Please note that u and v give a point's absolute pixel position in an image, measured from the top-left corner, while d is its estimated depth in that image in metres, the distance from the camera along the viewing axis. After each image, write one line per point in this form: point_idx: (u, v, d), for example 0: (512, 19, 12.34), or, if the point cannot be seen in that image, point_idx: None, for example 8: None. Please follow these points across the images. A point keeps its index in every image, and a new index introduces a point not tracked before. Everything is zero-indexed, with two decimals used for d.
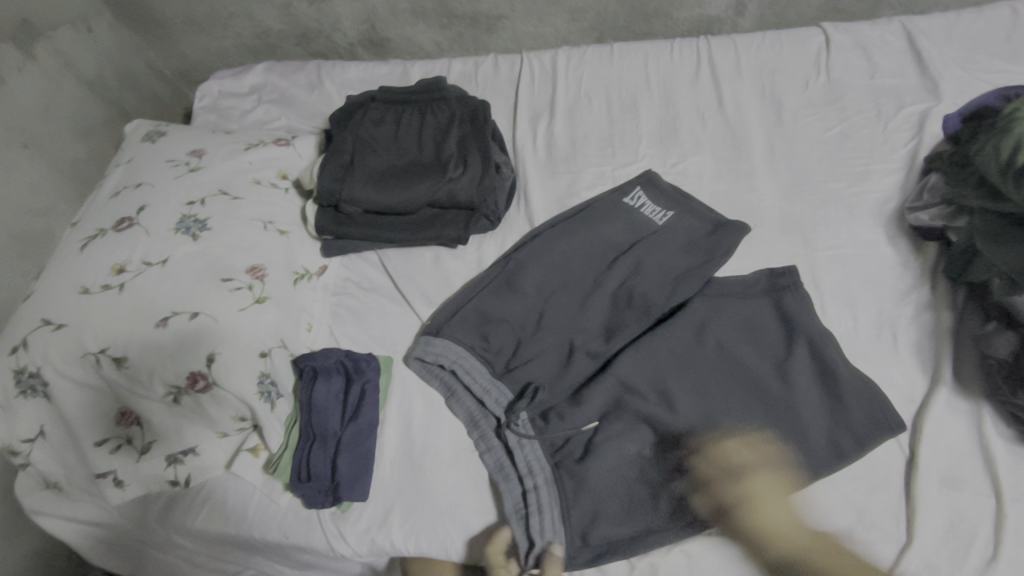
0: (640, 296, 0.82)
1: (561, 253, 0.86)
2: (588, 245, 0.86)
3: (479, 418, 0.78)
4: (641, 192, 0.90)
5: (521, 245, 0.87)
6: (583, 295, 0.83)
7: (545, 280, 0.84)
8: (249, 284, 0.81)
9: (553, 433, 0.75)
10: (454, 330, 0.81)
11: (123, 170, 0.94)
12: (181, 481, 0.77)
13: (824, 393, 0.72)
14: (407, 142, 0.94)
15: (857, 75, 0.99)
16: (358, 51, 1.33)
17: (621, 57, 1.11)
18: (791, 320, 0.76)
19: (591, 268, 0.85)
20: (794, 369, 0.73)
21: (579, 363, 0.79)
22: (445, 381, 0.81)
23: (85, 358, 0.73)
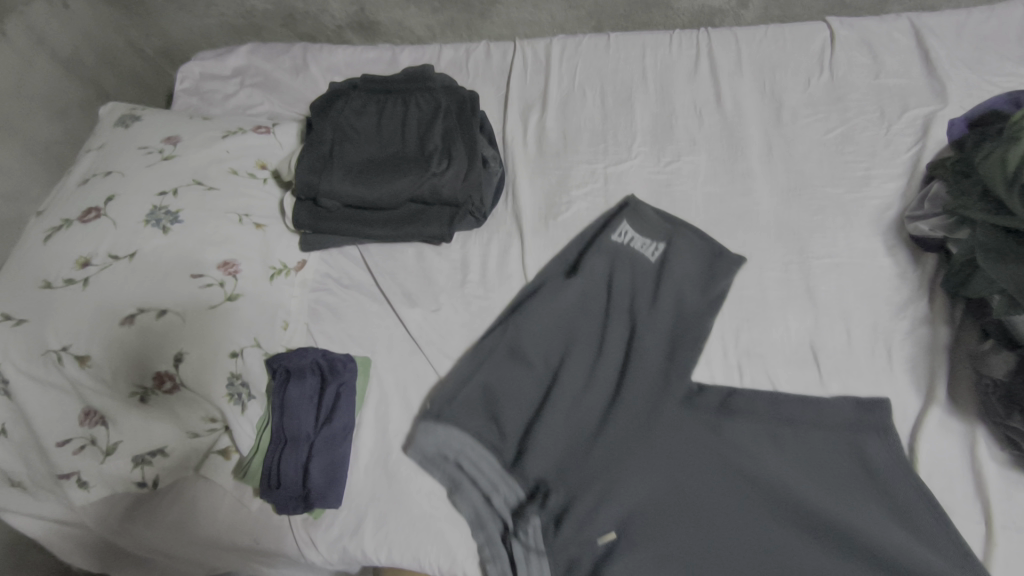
0: (656, 369, 0.74)
1: (556, 315, 0.79)
2: (587, 307, 0.79)
3: (479, 520, 0.71)
4: (638, 239, 0.82)
5: (515, 317, 0.79)
6: (585, 364, 0.76)
7: (542, 352, 0.77)
8: (221, 280, 0.78)
9: (565, 539, 0.68)
10: (452, 415, 0.74)
11: (94, 155, 0.91)
12: (149, 483, 0.74)
13: (866, 503, 0.64)
14: (389, 134, 0.90)
15: (861, 74, 0.95)
16: (347, 34, 1.28)
17: (617, 49, 1.06)
18: (822, 412, 0.69)
19: (591, 334, 0.78)
20: (829, 479, 0.66)
21: (595, 452, 0.70)
22: (438, 472, 0.73)
23: (45, 356, 0.70)
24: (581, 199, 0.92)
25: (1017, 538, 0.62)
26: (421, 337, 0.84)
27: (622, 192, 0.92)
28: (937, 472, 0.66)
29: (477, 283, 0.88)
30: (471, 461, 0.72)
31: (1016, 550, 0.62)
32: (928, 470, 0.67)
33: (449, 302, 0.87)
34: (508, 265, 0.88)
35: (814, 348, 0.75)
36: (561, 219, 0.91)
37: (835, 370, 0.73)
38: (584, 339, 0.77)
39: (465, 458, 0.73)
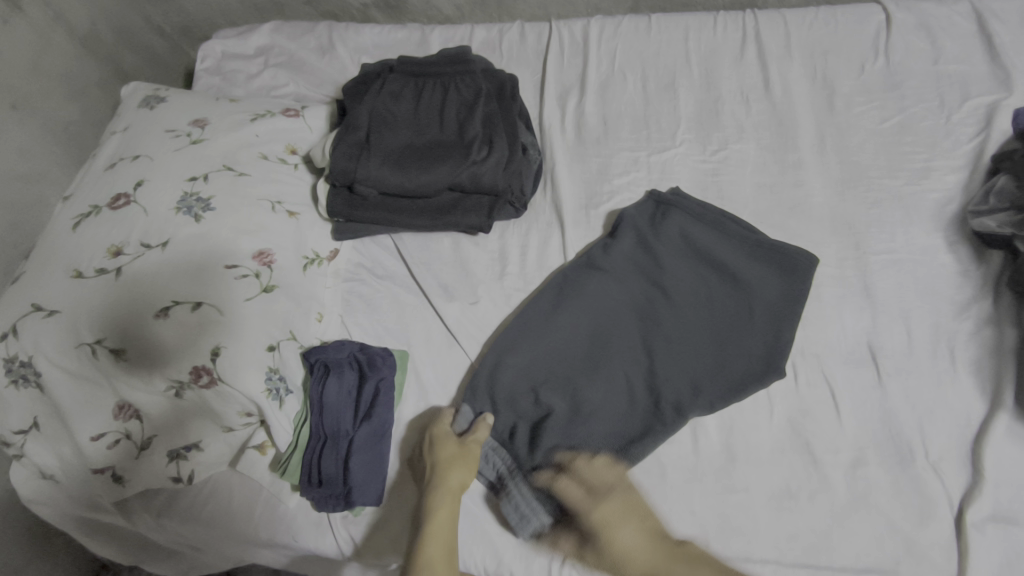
0: (702, 342, 0.74)
1: (591, 298, 0.77)
2: (628, 292, 0.78)
3: None
4: (674, 230, 0.80)
5: (553, 309, 0.78)
6: (625, 341, 0.75)
7: (579, 332, 0.76)
8: (257, 271, 0.76)
9: None
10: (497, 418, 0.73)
11: (119, 138, 0.87)
12: (185, 479, 0.73)
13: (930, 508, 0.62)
14: (427, 119, 0.86)
15: (918, 59, 0.90)
16: (372, 13, 1.24)
17: (659, 30, 1.02)
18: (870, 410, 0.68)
19: (632, 316, 0.77)
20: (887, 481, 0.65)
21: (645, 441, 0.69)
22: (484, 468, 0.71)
23: (79, 349, 0.68)
24: (624, 189, 0.89)
25: None
26: (459, 331, 0.81)
27: (666, 182, 0.89)
28: (1010, 479, 0.63)
29: (517, 275, 0.85)
30: (515, 456, 0.71)
31: None
32: (996, 479, 0.62)
33: (488, 295, 0.84)
34: (549, 257, 0.86)
35: (872, 348, 0.72)
36: (603, 209, 0.88)
37: (896, 371, 0.70)
38: (623, 321, 0.77)
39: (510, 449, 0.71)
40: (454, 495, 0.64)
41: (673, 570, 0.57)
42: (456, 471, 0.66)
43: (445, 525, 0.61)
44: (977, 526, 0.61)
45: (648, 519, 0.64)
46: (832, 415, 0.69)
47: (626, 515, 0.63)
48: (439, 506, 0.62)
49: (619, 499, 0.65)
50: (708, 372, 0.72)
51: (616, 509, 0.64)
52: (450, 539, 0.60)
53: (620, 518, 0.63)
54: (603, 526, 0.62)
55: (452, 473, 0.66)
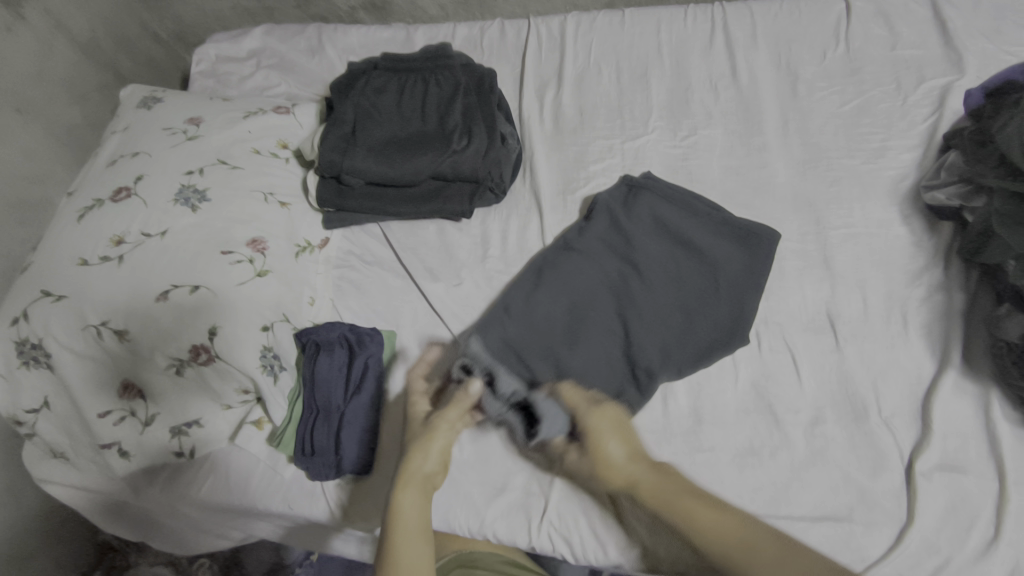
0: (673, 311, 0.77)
1: (567, 275, 0.80)
2: (601, 267, 0.80)
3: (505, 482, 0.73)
4: (644, 210, 0.84)
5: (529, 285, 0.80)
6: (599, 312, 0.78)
7: (556, 307, 0.78)
8: (251, 257, 0.80)
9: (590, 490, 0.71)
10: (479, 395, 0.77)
11: (120, 137, 0.92)
12: (187, 453, 0.77)
13: (883, 459, 0.67)
14: (410, 112, 0.91)
15: (877, 45, 0.95)
16: (360, 15, 1.29)
17: (632, 24, 1.07)
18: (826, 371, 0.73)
19: (606, 290, 0.79)
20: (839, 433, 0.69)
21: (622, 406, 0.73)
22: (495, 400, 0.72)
23: (86, 330, 0.73)
24: (599, 174, 0.94)
25: None
26: (444, 311, 0.86)
27: (639, 167, 0.93)
28: (955, 432, 0.67)
29: (498, 258, 0.90)
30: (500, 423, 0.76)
31: None
32: (942, 432, 0.67)
33: (471, 277, 0.89)
34: (529, 240, 0.90)
35: (831, 316, 0.76)
36: (579, 194, 0.93)
37: (852, 336, 0.75)
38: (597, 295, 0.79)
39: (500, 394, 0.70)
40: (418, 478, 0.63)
41: (648, 486, 0.61)
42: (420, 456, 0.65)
43: (412, 507, 0.60)
44: (925, 475, 0.65)
45: (633, 437, 0.66)
46: (793, 379, 0.73)
47: (613, 436, 0.65)
48: (401, 490, 0.62)
49: (613, 417, 0.67)
50: (665, 341, 0.75)
51: (608, 425, 0.66)
52: (420, 521, 0.60)
53: (607, 435, 0.65)
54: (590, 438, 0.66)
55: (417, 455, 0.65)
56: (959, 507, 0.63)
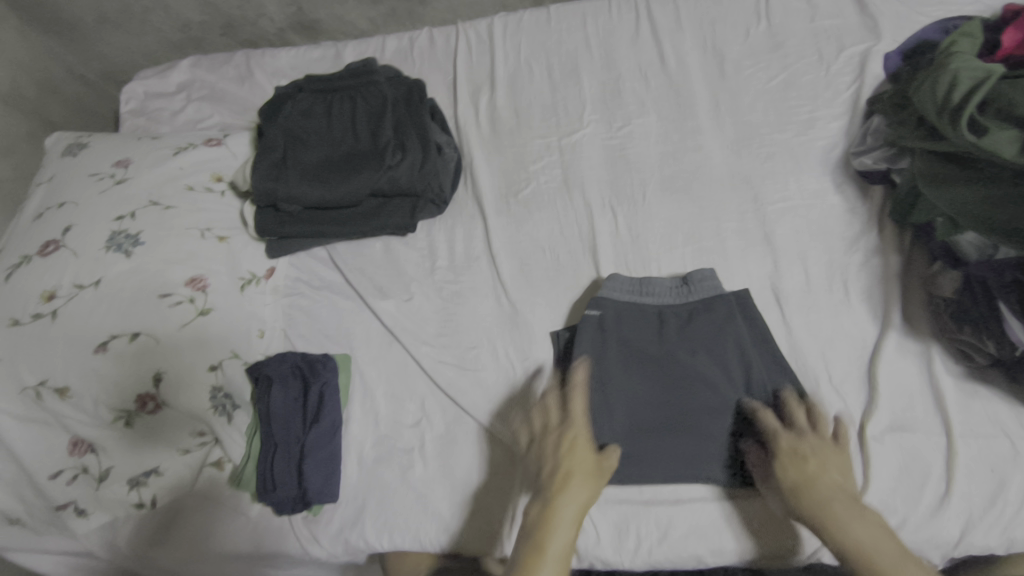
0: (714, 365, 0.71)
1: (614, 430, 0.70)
2: (606, 337, 0.74)
3: (477, 492, 0.74)
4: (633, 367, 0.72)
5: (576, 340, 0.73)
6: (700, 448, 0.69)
7: (670, 496, 0.70)
8: (191, 296, 0.78)
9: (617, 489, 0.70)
10: (446, 407, 0.80)
11: (45, 188, 0.89)
12: (147, 503, 0.76)
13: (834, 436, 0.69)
14: (341, 131, 0.90)
15: (797, 18, 0.97)
16: (289, 36, 1.28)
17: (559, 20, 1.07)
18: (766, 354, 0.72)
19: (647, 363, 0.72)
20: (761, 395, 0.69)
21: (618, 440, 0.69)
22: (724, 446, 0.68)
23: (24, 393, 0.71)
24: (540, 174, 0.94)
25: (976, 444, 0.66)
26: (397, 328, 0.85)
27: (578, 162, 0.93)
28: (900, 392, 0.70)
29: (446, 268, 0.89)
30: (465, 430, 0.78)
31: (979, 455, 0.65)
32: (889, 394, 0.70)
33: (421, 290, 0.88)
34: (475, 247, 0.90)
35: (776, 291, 0.78)
36: (522, 195, 0.93)
37: (799, 308, 0.76)
38: (661, 373, 0.72)
39: (557, 337, 0.79)
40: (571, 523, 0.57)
41: (839, 532, 0.57)
42: (581, 478, 0.61)
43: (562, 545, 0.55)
44: (877, 438, 0.68)
45: (829, 459, 0.62)
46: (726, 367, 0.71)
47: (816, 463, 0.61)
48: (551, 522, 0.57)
49: (822, 450, 0.63)
50: (653, 339, 0.74)
51: (807, 456, 0.62)
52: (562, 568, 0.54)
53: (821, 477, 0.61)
54: (789, 463, 0.62)
55: (565, 473, 0.61)
56: (910, 466, 0.66)
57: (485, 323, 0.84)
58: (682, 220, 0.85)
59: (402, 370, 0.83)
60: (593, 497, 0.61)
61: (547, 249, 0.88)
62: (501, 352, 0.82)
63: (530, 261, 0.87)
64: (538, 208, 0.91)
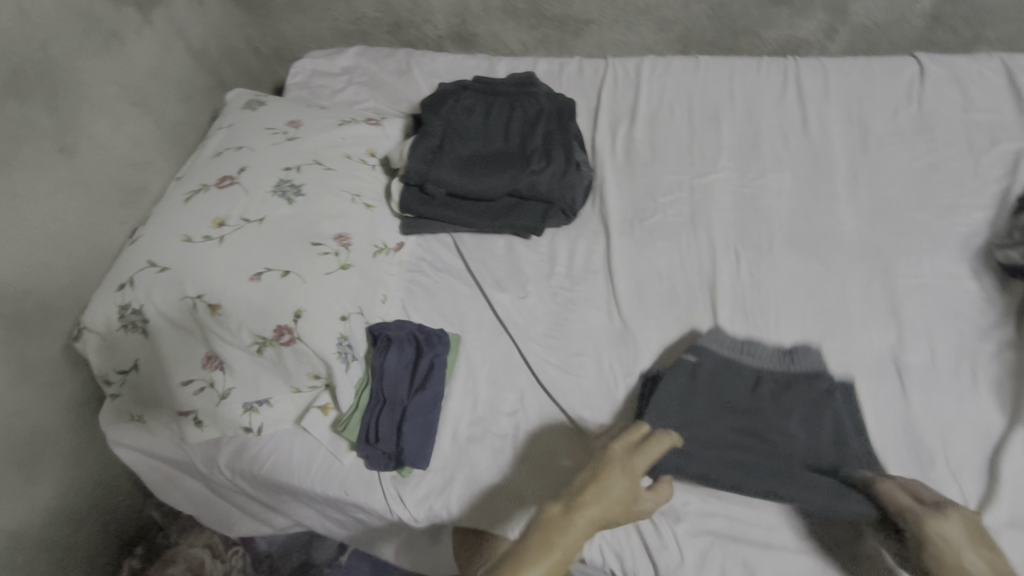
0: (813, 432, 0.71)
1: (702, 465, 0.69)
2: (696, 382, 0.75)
3: None
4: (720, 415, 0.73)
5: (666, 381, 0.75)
6: (788, 500, 0.69)
7: (761, 539, 0.68)
8: (336, 250, 0.85)
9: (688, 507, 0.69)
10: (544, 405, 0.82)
11: (225, 133, 1.00)
12: (254, 429, 0.81)
13: None
14: (494, 132, 0.97)
15: (949, 107, 0.98)
16: (445, 45, 1.38)
17: (707, 70, 1.12)
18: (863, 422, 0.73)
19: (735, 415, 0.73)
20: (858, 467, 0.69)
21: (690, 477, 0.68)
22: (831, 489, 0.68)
23: (183, 302, 0.78)
24: (667, 207, 0.97)
25: None
26: (509, 320, 0.89)
27: (708, 202, 0.96)
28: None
29: (564, 276, 0.93)
30: (559, 430, 0.79)
31: None
32: (1012, 488, 0.67)
33: (536, 291, 0.92)
34: (594, 261, 0.94)
35: (898, 363, 0.77)
36: (648, 223, 0.96)
37: (920, 384, 0.75)
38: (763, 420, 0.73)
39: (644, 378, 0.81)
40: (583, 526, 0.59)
41: None
42: (613, 479, 0.62)
43: (561, 532, 0.58)
44: (994, 530, 0.65)
45: (985, 539, 0.61)
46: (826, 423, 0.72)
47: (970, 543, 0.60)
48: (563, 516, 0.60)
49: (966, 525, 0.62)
50: (746, 393, 0.74)
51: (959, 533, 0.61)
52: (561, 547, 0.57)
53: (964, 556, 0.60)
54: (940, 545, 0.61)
55: (610, 482, 0.62)
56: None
57: (594, 333, 0.87)
58: (806, 275, 0.87)
59: (508, 361, 0.86)
60: (611, 518, 0.61)
61: (665, 277, 0.90)
62: (606, 364, 0.84)
63: (646, 285, 0.90)
64: (661, 238, 0.94)
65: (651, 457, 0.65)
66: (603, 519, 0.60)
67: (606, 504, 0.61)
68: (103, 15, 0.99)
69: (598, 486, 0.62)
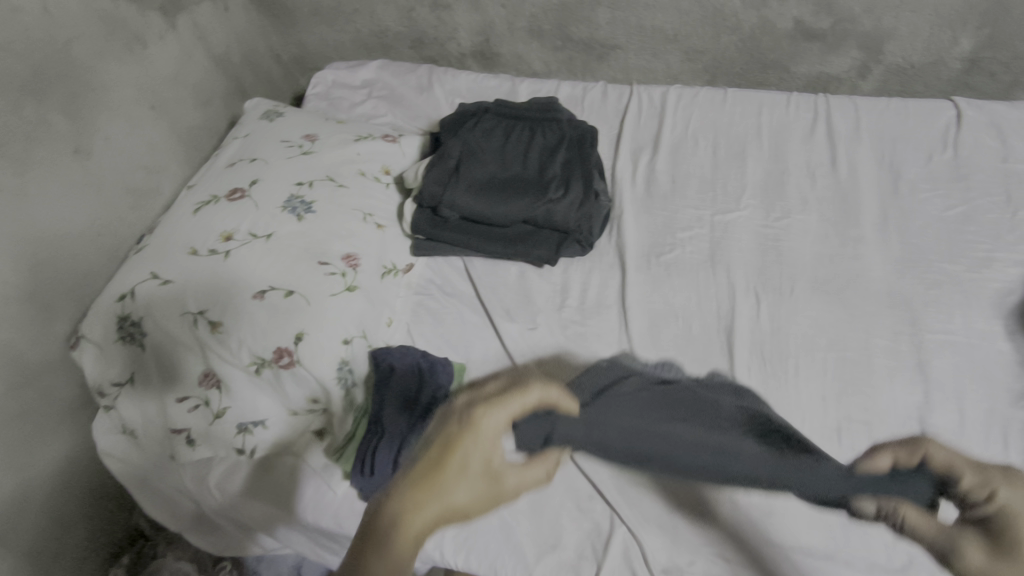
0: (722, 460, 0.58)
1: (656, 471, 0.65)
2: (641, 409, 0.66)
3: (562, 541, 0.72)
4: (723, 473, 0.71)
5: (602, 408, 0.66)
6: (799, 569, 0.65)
7: None
8: (343, 271, 0.83)
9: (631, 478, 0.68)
10: None
11: (240, 143, 0.99)
12: (247, 452, 0.79)
13: None
14: (512, 157, 0.95)
15: (986, 156, 0.95)
16: (468, 62, 1.36)
17: (734, 102, 1.09)
18: None
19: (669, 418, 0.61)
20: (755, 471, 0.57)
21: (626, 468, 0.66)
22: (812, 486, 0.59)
23: (184, 317, 0.75)
24: (686, 243, 0.94)
25: None
26: (516, 352, 0.86)
27: (729, 241, 0.93)
28: None
29: (575, 308, 0.90)
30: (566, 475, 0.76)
31: None
32: None
33: (546, 322, 0.89)
34: (608, 296, 0.91)
35: (925, 426, 0.73)
36: (665, 258, 0.93)
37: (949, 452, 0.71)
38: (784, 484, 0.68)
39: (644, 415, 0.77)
40: (439, 518, 0.46)
41: None
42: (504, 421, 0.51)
43: (425, 513, 0.46)
44: None
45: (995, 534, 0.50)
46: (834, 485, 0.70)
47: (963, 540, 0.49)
48: (429, 490, 0.46)
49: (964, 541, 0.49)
50: None
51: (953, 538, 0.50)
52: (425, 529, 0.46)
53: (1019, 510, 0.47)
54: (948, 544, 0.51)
55: (458, 475, 0.47)
56: None
57: None
58: (830, 324, 0.83)
59: None
60: (492, 488, 0.49)
61: (680, 316, 0.87)
62: None
63: (659, 323, 0.87)
64: (677, 274, 0.91)
65: (508, 411, 0.51)
66: (484, 481, 0.48)
67: (496, 464, 0.49)
68: (127, 17, 0.98)
69: (490, 438, 0.49)
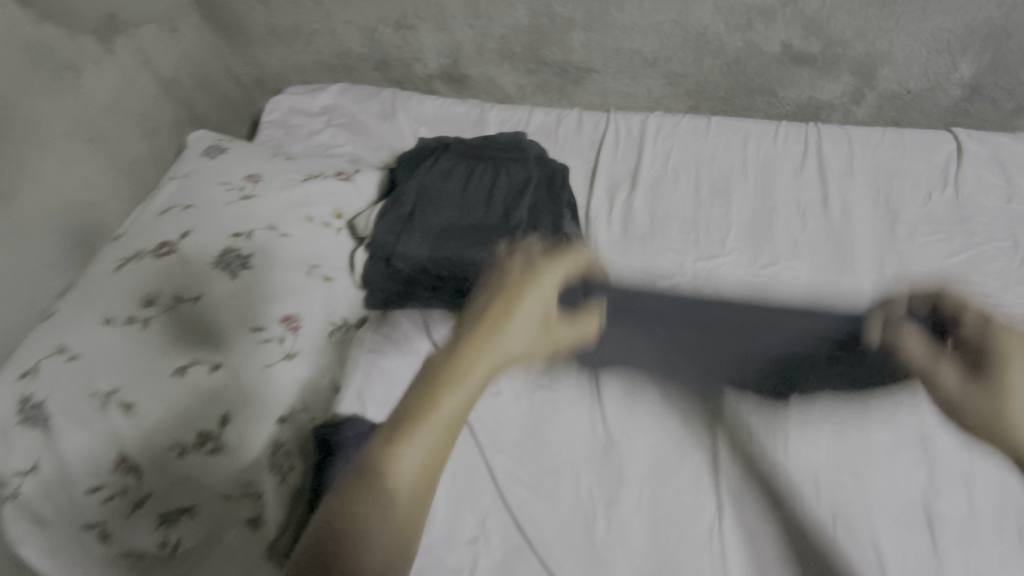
0: None
1: None
2: None
3: None
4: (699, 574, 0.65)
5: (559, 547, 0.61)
6: None
7: None
8: (281, 335, 0.74)
9: None
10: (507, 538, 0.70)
11: (176, 185, 0.89)
12: (171, 545, 0.70)
13: None
14: (473, 200, 0.87)
15: (988, 196, 0.87)
16: (436, 85, 1.27)
17: (718, 133, 1.01)
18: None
19: None
20: None
21: None
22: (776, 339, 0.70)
23: (91, 398, 0.67)
24: (668, 292, 0.86)
25: None
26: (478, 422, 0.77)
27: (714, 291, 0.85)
28: None
29: (544, 369, 0.82)
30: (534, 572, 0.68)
31: None
32: None
33: (511, 386, 0.81)
34: None
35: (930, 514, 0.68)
36: None
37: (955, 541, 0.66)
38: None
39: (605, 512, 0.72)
40: (498, 361, 0.48)
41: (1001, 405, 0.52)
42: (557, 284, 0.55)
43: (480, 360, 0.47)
44: None
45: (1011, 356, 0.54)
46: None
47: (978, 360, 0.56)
48: (478, 351, 0.47)
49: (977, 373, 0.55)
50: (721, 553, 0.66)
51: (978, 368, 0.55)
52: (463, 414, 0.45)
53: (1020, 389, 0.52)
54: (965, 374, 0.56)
55: (524, 300, 0.51)
56: None
57: (575, 445, 0.76)
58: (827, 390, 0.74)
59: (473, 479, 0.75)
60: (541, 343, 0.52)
61: (661, 378, 0.78)
62: (586, 485, 0.73)
63: (636, 387, 0.78)
64: None
65: (563, 272, 0.57)
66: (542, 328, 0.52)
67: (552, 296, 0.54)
68: (56, 44, 0.89)
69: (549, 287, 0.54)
